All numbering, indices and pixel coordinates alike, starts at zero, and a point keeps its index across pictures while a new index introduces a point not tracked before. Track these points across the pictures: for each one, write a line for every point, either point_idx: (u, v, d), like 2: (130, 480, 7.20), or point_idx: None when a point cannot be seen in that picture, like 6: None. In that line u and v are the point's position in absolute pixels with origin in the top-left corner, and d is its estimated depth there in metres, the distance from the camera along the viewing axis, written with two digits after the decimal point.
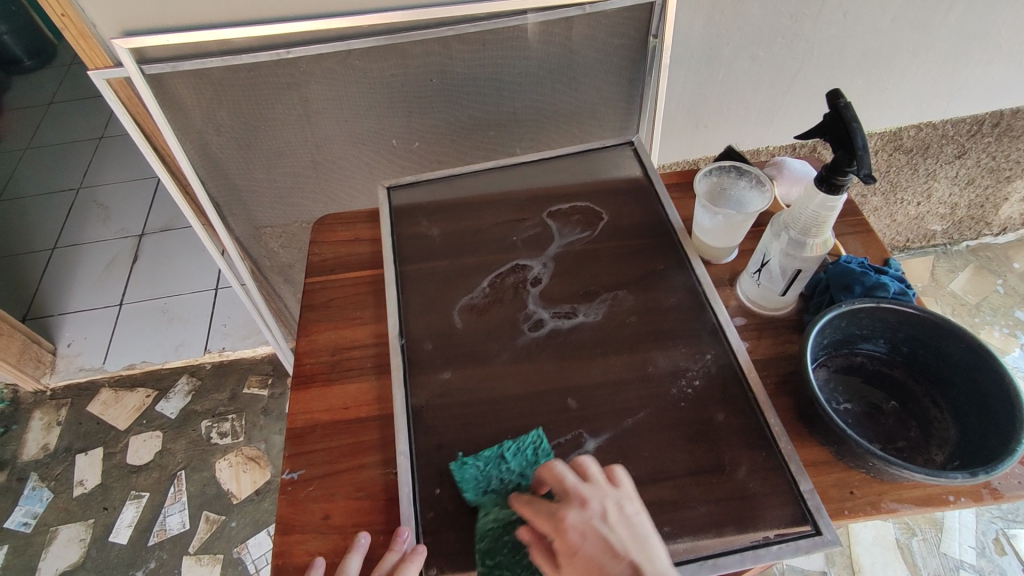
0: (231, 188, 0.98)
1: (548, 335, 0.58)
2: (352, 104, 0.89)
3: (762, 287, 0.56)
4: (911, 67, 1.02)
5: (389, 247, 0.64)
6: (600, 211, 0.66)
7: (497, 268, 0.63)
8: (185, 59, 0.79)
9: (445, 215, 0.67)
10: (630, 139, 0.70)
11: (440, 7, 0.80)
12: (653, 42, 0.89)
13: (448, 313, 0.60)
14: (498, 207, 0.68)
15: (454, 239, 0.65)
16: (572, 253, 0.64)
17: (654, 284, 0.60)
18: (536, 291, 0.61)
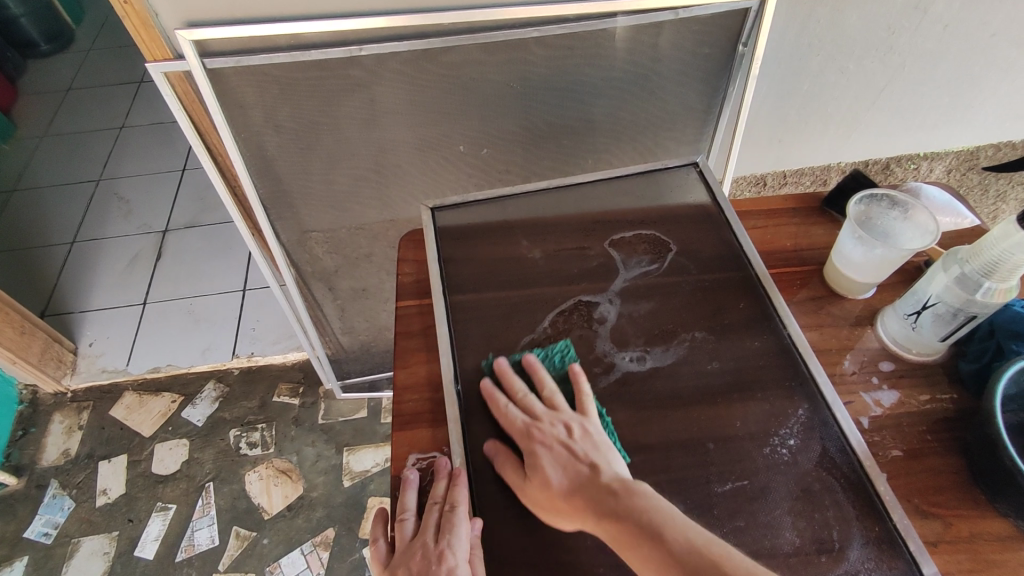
0: (283, 192, 0.93)
1: (621, 381, 0.50)
2: (421, 107, 0.83)
3: (916, 331, 0.50)
4: (1002, 85, 0.97)
5: (438, 275, 0.56)
6: (667, 239, 0.59)
7: (560, 303, 0.55)
8: (251, 54, 0.74)
9: (541, 234, 0.60)
10: (696, 160, 0.64)
11: (529, 7, 0.74)
12: (742, 50, 0.84)
13: (508, 354, 0.52)
14: (555, 233, 0.60)
15: (513, 269, 0.58)
16: (639, 286, 0.56)
17: (736, 325, 0.53)
18: (605, 331, 0.53)
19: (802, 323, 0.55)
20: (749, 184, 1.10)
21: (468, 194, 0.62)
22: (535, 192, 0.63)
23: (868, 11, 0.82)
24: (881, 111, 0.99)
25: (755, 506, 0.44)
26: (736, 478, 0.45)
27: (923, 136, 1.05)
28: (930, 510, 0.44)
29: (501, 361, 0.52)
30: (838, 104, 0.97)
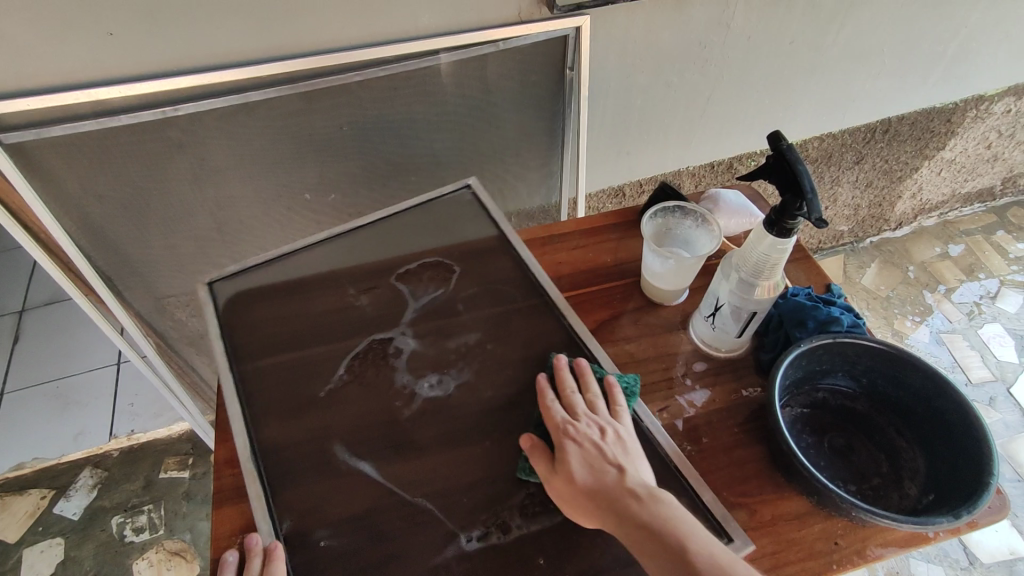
0: (124, 262, 0.87)
1: (423, 411, 0.53)
2: (256, 160, 0.82)
3: (717, 331, 0.54)
4: (808, 83, 1.08)
5: (219, 351, 0.56)
6: (450, 265, 0.63)
7: (355, 348, 0.57)
8: (53, 125, 0.70)
9: (331, 283, 0.62)
10: (464, 183, 0.69)
11: (348, 51, 0.75)
12: (568, 74, 0.88)
13: (311, 410, 0.53)
14: (343, 279, 0.62)
15: (316, 320, 0.59)
16: (430, 317, 0.59)
17: (519, 336, 0.57)
18: (402, 365, 0.56)
19: (626, 335, 0.57)
20: (608, 197, 1.15)
21: (245, 261, 0.62)
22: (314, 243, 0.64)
23: (676, 29, 0.89)
24: (712, 116, 1.07)
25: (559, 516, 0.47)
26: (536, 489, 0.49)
27: (753, 135, 1.14)
28: (736, 500, 0.47)
29: (304, 418, 0.53)
30: (671, 113, 1.03)
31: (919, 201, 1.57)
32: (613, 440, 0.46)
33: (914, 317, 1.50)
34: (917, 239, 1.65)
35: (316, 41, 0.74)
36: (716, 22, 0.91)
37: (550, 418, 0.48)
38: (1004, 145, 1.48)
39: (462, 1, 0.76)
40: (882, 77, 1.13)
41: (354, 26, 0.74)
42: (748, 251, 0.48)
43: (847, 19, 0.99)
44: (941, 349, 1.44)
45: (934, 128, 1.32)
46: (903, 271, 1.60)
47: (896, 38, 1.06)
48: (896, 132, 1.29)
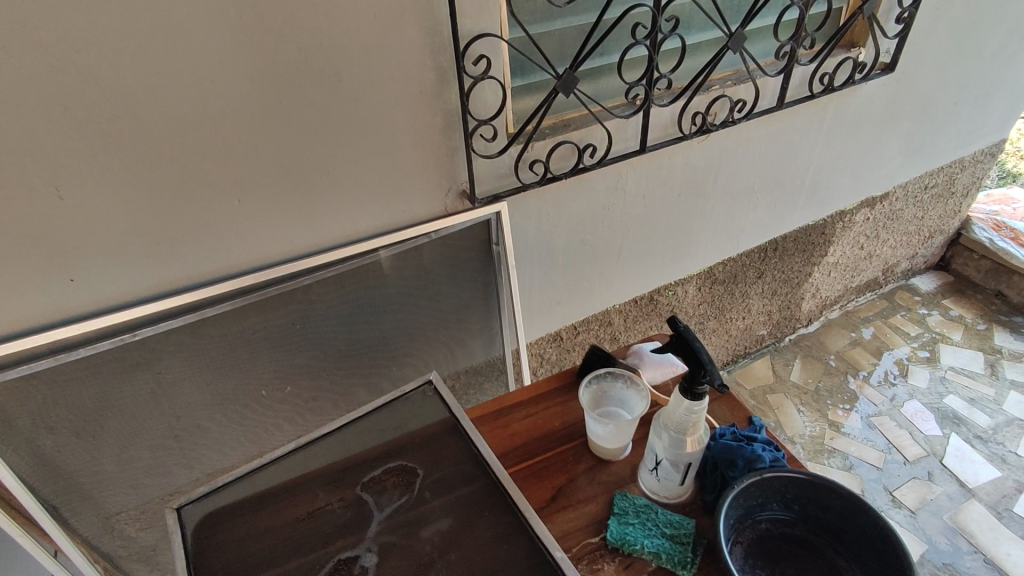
0: (72, 489, 0.85)
1: None
2: (213, 368, 0.85)
3: (662, 480, 0.59)
4: (701, 221, 1.26)
5: None
6: (413, 466, 0.65)
7: (318, 573, 0.56)
8: (7, 369, 0.73)
9: (301, 494, 0.63)
10: (428, 379, 0.73)
11: (297, 261, 0.83)
12: (495, 248, 0.99)
13: None
14: (313, 490, 0.63)
15: (290, 538, 0.59)
16: (397, 525, 0.59)
17: (483, 534, 0.58)
18: None
19: (584, 496, 0.62)
20: (547, 342, 1.23)
21: (217, 477, 0.62)
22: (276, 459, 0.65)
23: (581, 200, 1.04)
24: (627, 261, 1.21)
25: None
26: None
27: (665, 270, 1.29)
28: None
29: None
30: (591, 264, 1.16)
31: (820, 299, 1.76)
32: None
33: (844, 406, 1.62)
34: (828, 331, 1.83)
35: (267, 256, 0.82)
36: (613, 189, 1.07)
37: None
38: (874, 244, 1.72)
39: (395, 206, 0.87)
40: (760, 208, 1.34)
41: (300, 239, 0.83)
42: (672, 411, 0.55)
43: (719, 171, 1.19)
44: (874, 432, 1.55)
45: (813, 240, 1.53)
46: (824, 362, 1.74)
47: (761, 178, 1.28)
48: (785, 248, 1.48)
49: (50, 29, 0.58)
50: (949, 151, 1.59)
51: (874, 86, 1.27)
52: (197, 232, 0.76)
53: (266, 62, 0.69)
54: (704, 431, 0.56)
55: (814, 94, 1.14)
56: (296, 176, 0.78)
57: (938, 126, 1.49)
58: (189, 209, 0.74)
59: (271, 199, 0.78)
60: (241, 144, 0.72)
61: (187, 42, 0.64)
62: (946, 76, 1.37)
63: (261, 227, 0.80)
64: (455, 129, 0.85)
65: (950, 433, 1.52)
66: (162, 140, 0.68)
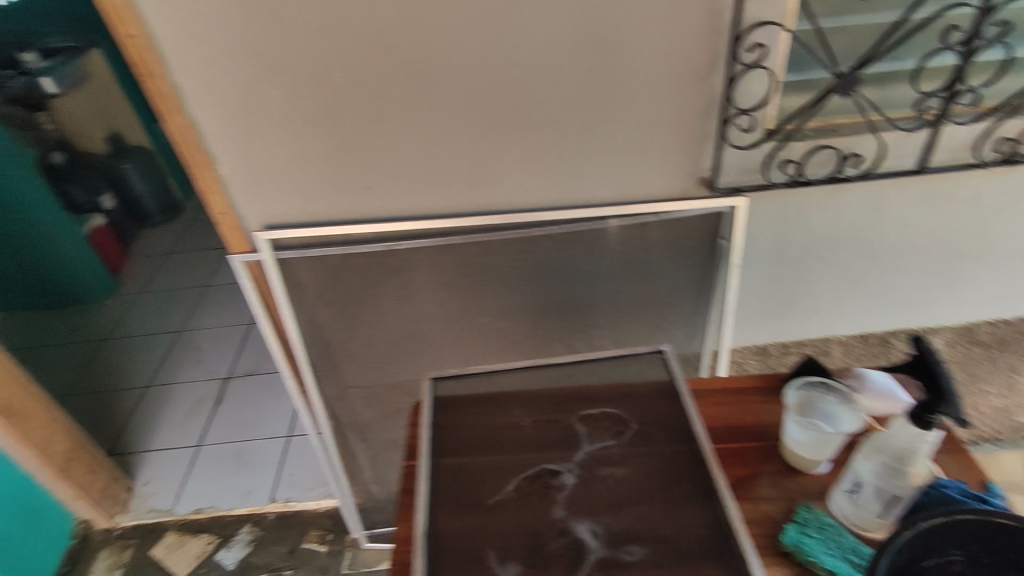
0: (327, 355, 1.08)
1: (575, 546, 0.56)
2: (448, 288, 1.00)
3: (858, 507, 0.57)
4: (975, 267, 1.07)
5: (428, 441, 0.67)
6: (626, 417, 0.68)
7: (524, 470, 0.63)
8: (312, 248, 0.94)
9: (524, 404, 0.71)
10: (661, 349, 0.75)
11: (536, 213, 0.93)
12: (722, 243, 0.97)
13: (479, 514, 0.60)
14: (533, 405, 0.70)
15: (503, 436, 0.67)
16: (599, 461, 0.64)
17: (675, 499, 0.59)
18: (563, 497, 0.60)
19: (768, 495, 0.61)
20: (750, 353, 1.17)
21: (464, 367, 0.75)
22: (502, 373, 0.75)
23: (829, 212, 0.97)
24: (865, 292, 1.09)
25: None
26: None
27: (911, 312, 1.14)
28: None
29: (471, 522, 0.59)
30: (822, 284, 1.07)
31: None
32: None
33: None
34: None
35: (511, 202, 0.93)
36: (870, 208, 0.97)
37: None
38: None
39: (634, 180, 0.92)
40: None
41: (544, 195, 0.92)
42: (895, 438, 0.56)
43: (1017, 213, 1.00)
44: None
45: None
46: None
47: None
48: None
49: None
50: None
51: None
52: (465, 171, 0.89)
53: (558, 32, 0.77)
54: (927, 468, 0.55)
55: None
56: (553, 136, 0.86)
57: None
58: (463, 150, 0.87)
59: (529, 154, 0.88)
60: (518, 101, 0.83)
61: (496, 6, 0.75)
62: None
63: (515, 177, 0.90)
64: (710, 114, 0.86)
65: None
66: (457, 87, 0.81)
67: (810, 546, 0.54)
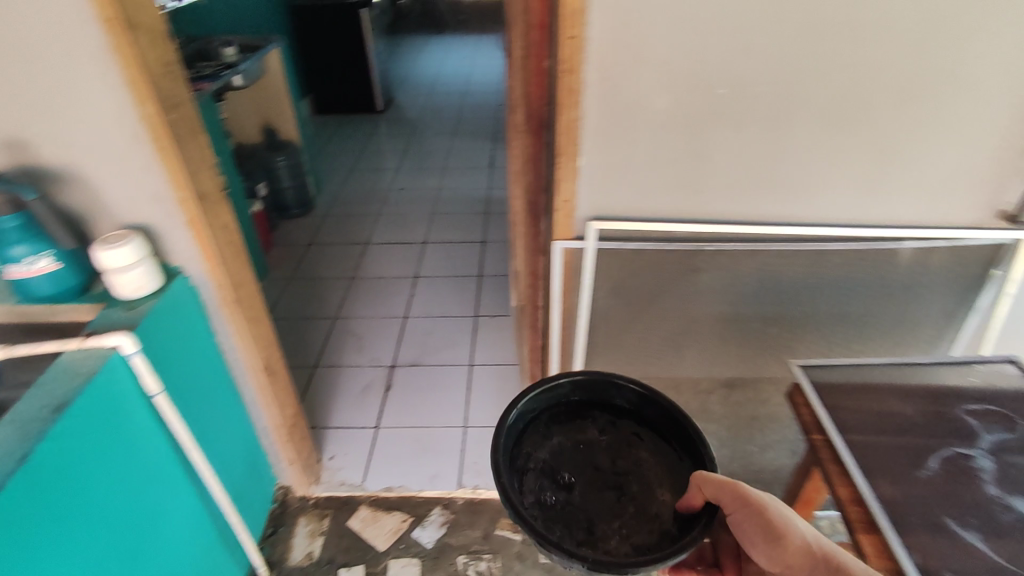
0: (597, 343, 1.15)
1: (985, 469, 0.69)
2: (728, 293, 1.08)
3: None
4: None
5: (809, 385, 0.80)
6: (1010, 413, 0.75)
7: (939, 450, 0.71)
8: (627, 242, 1.03)
9: (910, 396, 0.78)
10: (1007, 360, 0.83)
11: (838, 230, 1.00)
12: (995, 275, 1.06)
13: (893, 422, 0.75)
14: (911, 396, 0.78)
15: (888, 413, 0.76)
16: (1010, 448, 0.71)
17: None
18: (981, 448, 0.71)
19: None
20: None
21: (826, 362, 0.84)
22: (852, 366, 0.83)
23: None
24: None
25: None
26: None
27: None
28: None
29: (886, 437, 0.73)
30: None
31: None
32: (966, 496, 0.66)
33: None
34: None
35: (818, 217, 1.01)
36: None
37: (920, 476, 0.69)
38: None
39: (935, 209, 0.99)
40: None
41: (848, 214, 1.00)
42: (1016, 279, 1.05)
43: None
44: None
45: None
46: None
47: None
48: None
49: (802, 31, 0.83)
50: None
51: None
52: (782, 180, 0.96)
53: (921, 83, 0.87)
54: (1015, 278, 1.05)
55: None
56: (889, 160, 0.94)
57: None
58: (790, 166, 0.95)
59: (856, 166, 0.95)
60: (867, 138, 0.92)
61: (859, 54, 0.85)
62: None
63: (828, 187, 0.97)
64: None
65: None
66: (808, 102, 0.89)
67: None
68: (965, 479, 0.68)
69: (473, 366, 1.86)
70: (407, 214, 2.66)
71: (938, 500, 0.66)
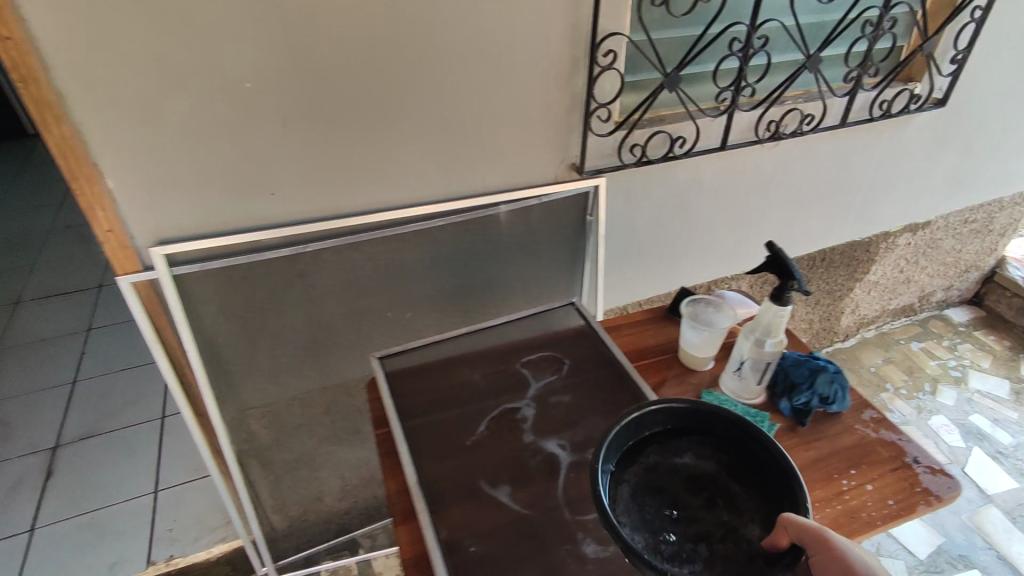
0: (229, 371, 1.03)
1: (526, 418, 0.73)
2: (350, 288, 1.03)
3: (702, 334, 0.79)
4: (762, 228, 1.41)
5: (383, 374, 0.77)
6: (561, 355, 0.81)
7: (491, 412, 0.73)
8: (212, 260, 0.91)
9: (481, 361, 0.80)
10: (571, 301, 0.90)
11: (431, 205, 1.00)
12: (590, 220, 1.16)
13: (460, 391, 0.76)
14: (481, 359, 0.80)
15: (456, 385, 0.77)
16: (552, 390, 0.76)
17: (599, 385, 0.77)
18: (528, 397, 0.75)
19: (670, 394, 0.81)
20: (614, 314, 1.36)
21: (408, 343, 0.82)
22: (432, 342, 0.83)
23: (665, 186, 1.20)
24: (695, 253, 1.36)
25: (627, 476, 0.66)
26: (611, 458, 0.68)
27: (722, 264, 1.43)
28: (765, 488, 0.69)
29: (448, 411, 0.73)
30: (663, 248, 1.31)
31: (858, 316, 1.88)
32: (506, 450, 0.69)
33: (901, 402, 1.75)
34: (863, 348, 1.93)
35: (408, 198, 0.99)
36: (692, 181, 1.22)
37: (468, 442, 0.70)
38: (914, 270, 1.83)
39: (516, 169, 1.05)
40: (816, 221, 1.48)
41: (437, 188, 1.00)
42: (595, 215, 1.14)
43: (783, 182, 1.35)
44: None
45: (858, 256, 1.66)
46: (870, 365, 1.88)
47: (819, 193, 1.42)
48: (830, 260, 1.62)
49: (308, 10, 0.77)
50: (991, 188, 1.71)
51: (927, 119, 1.39)
52: (357, 165, 0.92)
53: (450, 53, 0.88)
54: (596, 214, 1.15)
55: (874, 118, 1.26)
56: (450, 135, 0.95)
57: (982, 165, 1.61)
58: (358, 150, 0.91)
59: (425, 140, 0.94)
60: (424, 113, 0.92)
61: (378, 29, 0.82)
62: (996, 115, 1.49)
63: (406, 164, 0.96)
64: (577, 108, 1.02)
65: (973, 447, 1.62)
66: (348, 84, 0.85)
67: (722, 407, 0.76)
68: (507, 432, 0.71)
69: (163, 418, 1.63)
70: (74, 257, 2.22)
71: (481, 461, 0.68)
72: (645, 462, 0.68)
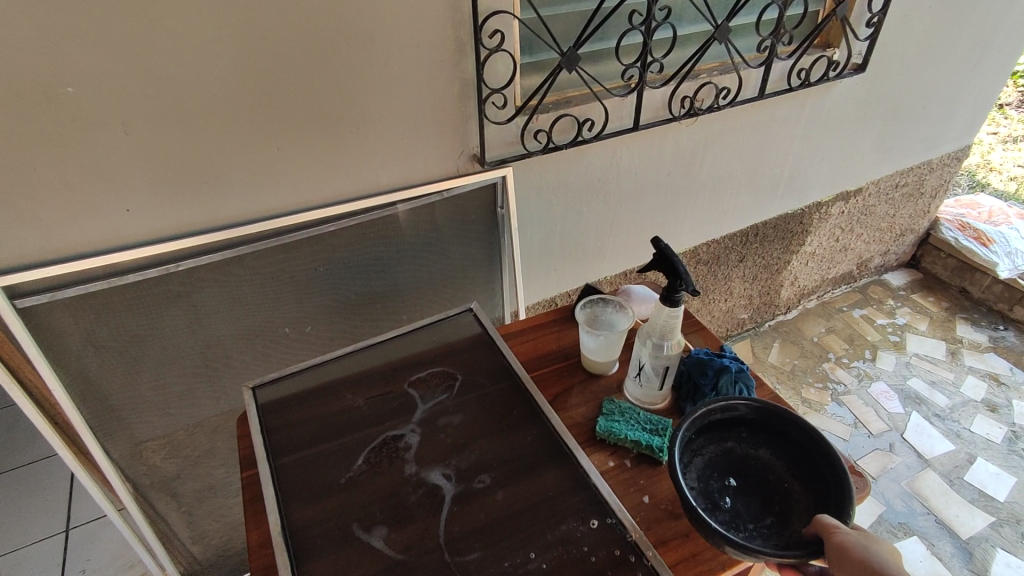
0: (110, 406, 0.94)
1: (410, 444, 0.66)
2: (239, 305, 0.95)
3: (602, 340, 0.77)
4: (689, 206, 1.36)
5: (254, 406, 0.70)
6: (453, 370, 0.75)
7: (371, 442, 0.66)
8: (65, 288, 0.81)
9: (366, 385, 0.73)
10: (469, 307, 0.83)
11: (318, 210, 0.92)
12: (500, 212, 1.09)
13: (339, 420, 0.69)
14: (367, 382, 0.73)
15: (337, 413, 0.69)
16: (440, 411, 0.69)
17: (493, 400, 0.71)
18: (415, 421, 0.68)
19: (575, 403, 0.76)
20: (541, 307, 1.30)
21: (284, 369, 0.74)
22: (311, 366, 0.75)
23: (580, 171, 1.13)
24: (621, 238, 1.31)
25: (516, 503, 0.60)
26: (501, 485, 0.62)
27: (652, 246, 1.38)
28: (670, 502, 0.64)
29: (325, 444, 0.66)
30: (586, 236, 1.25)
31: (798, 288, 1.87)
32: (385, 485, 0.62)
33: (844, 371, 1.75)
34: (805, 319, 1.92)
35: (291, 203, 0.91)
36: (608, 164, 1.16)
37: (343, 477, 0.63)
38: (849, 237, 1.83)
39: (411, 164, 0.97)
40: (745, 195, 1.44)
41: (323, 190, 0.92)
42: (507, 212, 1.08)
43: (706, 159, 1.30)
44: (843, 408, 1.64)
45: (792, 228, 1.64)
46: (812, 335, 1.87)
47: (745, 168, 1.38)
48: (764, 234, 1.59)
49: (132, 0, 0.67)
50: (917, 151, 1.70)
51: (848, 84, 1.36)
52: (224, 172, 0.83)
53: (315, 41, 0.79)
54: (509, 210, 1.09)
55: (792, 87, 1.22)
56: (331, 133, 0.87)
57: (907, 128, 1.60)
58: (223, 154, 0.82)
59: (300, 139, 0.86)
60: (295, 109, 0.83)
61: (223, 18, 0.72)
62: (916, 78, 1.47)
63: (283, 167, 0.87)
64: (471, 95, 0.94)
65: (912, 412, 1.62)
66: (198, 82, 0.75)
67: (623, 419, 0.72)
68: (388, 463, 0.64)
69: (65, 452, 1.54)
70: None
71: (357, 499, 0.61)
72: (537, 486, 0.62)
